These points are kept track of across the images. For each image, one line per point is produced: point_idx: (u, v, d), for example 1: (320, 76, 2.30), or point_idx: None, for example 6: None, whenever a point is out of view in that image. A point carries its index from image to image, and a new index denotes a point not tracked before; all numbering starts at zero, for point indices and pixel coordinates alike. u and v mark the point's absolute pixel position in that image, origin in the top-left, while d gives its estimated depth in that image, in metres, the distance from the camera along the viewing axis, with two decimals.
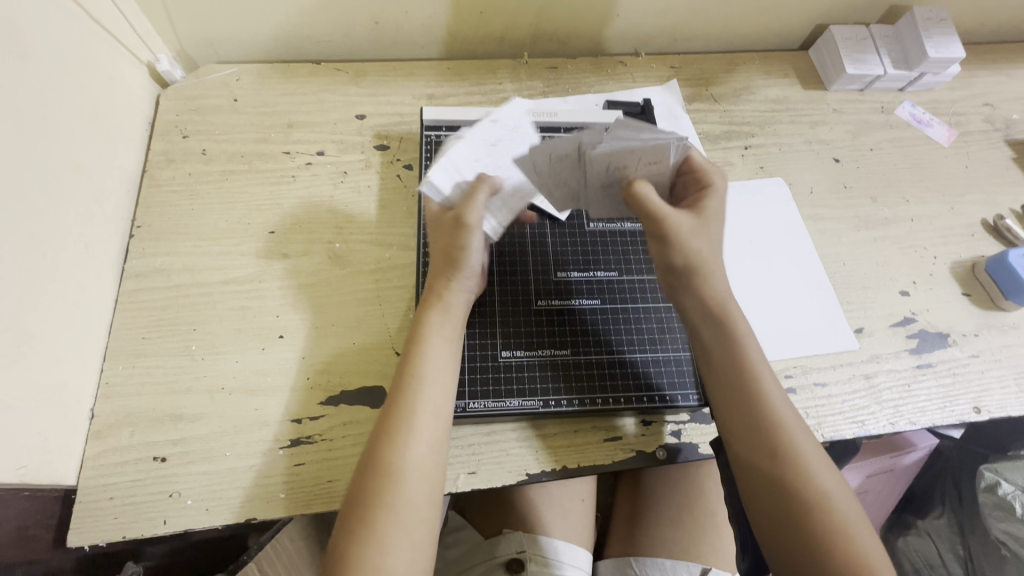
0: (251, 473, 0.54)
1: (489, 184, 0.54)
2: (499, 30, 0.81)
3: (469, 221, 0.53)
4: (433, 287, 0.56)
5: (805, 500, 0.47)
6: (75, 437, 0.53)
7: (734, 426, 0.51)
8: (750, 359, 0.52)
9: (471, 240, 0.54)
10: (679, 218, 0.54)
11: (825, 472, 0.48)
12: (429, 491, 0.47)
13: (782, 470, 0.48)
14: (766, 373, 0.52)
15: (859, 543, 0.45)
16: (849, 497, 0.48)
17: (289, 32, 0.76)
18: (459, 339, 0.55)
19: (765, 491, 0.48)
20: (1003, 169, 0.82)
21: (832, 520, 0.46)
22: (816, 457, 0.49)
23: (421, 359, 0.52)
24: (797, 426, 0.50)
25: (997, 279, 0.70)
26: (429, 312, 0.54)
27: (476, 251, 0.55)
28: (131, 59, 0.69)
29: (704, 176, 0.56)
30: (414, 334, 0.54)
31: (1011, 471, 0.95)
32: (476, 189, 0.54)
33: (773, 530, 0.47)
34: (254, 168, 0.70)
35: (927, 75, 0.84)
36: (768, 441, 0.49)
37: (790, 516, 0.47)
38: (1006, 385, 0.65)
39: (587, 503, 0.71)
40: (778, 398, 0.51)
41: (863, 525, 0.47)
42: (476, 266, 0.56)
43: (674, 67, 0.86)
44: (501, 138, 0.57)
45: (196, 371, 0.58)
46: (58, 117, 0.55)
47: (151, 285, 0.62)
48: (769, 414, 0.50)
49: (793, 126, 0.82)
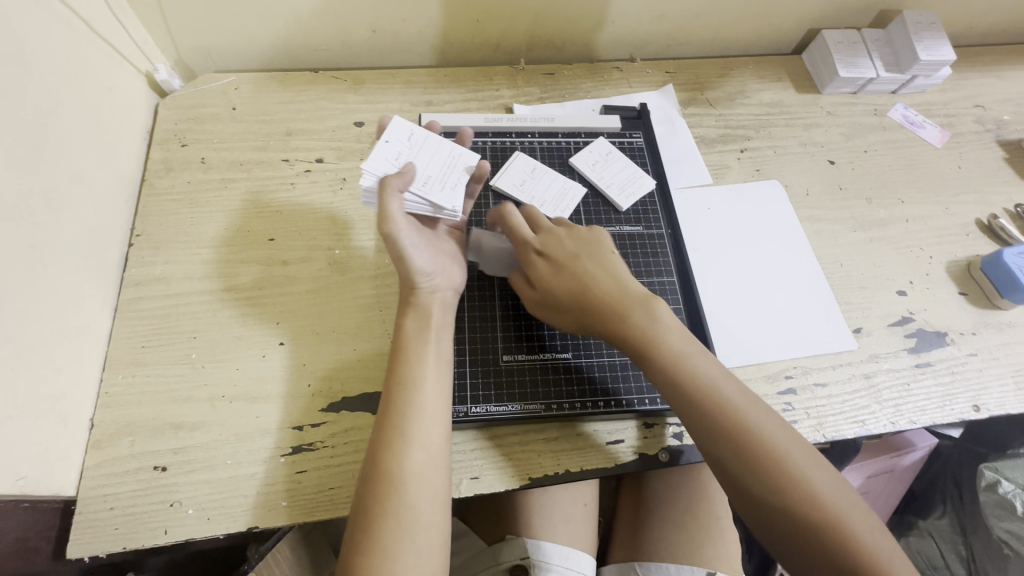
0: (252, 482, 0.53)
1: (393, 185, 0.52)
2: (495, 37, 0.82)
3: (391, 224, 0.51)
4: (407, 296, 0.56)
5: (775, 479, 0.46)
6: (74, 448, 0.53)
7: (689, 423, 0.51)
8: (681, 356, 0.52)
9: (401, 249, 0.52)
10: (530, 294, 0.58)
11: (786, 443, 0.48)
12: (433, 496, 0.47)
13: (743, 455, 0.47)
14: (701, 363, 0.52)
15: (836, 509, 0.45)
16: (818, 463, 0.47)
17: (286, 40, 0.77)
18: (444, 343, 0.55)
19: (738, 479, 0.47)
20: (995, 169, 0.83)
21: (806, 492, 0.45)
22: (773, 430, 0.48)
23: (408, 366, 0.52)
24: (748, 406, 0.49)
25: (992, 278, 0.70)
26: (410, 321, 0.54)
27: (414, 248, 0.53)
28: (129, 69, 0.69)
29: (520, 240, 0.58)
30: (397, 344, 0.54)
31: (1011, 470, 0.96)
32: (382, 195, 0.51)
33: (757, 518, 0.47)
34: (253, 176, 0.70)
35: (919, 77, 0.85)
36: (722, 430, 0.49)
37: (763, 499, 0.46)
38: (1005, 383, 0.66)
39: (589, 508, 0.71)
40: (720, 385, 0.51)
41: (837, 490, 0.46)
42: (425, 265, 0.54)
43: (669, 72, 0.87)
44: (403, 150, 0.57)
45: (196, 379, 0.58)
46: (57, 126, 0.56)
47: (151, 294, 0.62)
48: (715, 406, 0.49)
49: (787, 129, 0.83)
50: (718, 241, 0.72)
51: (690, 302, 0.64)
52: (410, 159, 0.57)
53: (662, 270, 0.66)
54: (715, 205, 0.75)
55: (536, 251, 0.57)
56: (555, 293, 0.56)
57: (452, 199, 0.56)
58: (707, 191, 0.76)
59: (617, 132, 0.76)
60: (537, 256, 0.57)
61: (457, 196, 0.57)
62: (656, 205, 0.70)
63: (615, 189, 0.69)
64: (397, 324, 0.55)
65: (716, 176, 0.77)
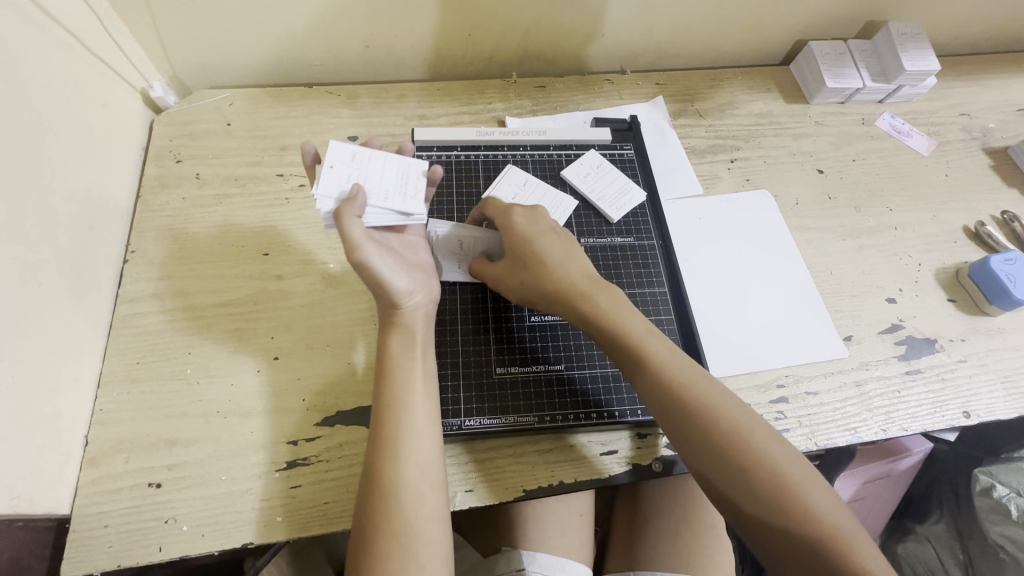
0: (247, 497, 0.54)
1: (351, 211, 0.49)
2: (488, 51, 0.83)
3: (360, 251, 0.49)
4: (389, 315, 0.55)
5: (736, 453, 0.47)
6: (69, 466, 0.53)
7: (653, 403, 0.52)
8: (642, 338, 0.53)
9: (377, 273, 0.51)
10: (496, 267, 0.59)
11: (745, 420, 0.49)
12: (431, 512, 0.47)
13: (709, 436, 0.48)
14: (660, 347, 0.53)
15: (799, 483, 0.46)
16: (775, 438, 0.49)
17: (281, 56, 0.77)
18: (430, 359, 0.56)
19: (702, 456, 0.49)
20: (982, 177, 0.84)
21: (766, 466, 0.47)
22: (731, 408, 0.50)
23: (395, 385, 0.52)
24: (704, 387, 0.51)
25: (980, 285, 0.71)
26: (395, 341, 0.55)
27: (388, 269, 0.52)
28: (123, 86, 0.70)
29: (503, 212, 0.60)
30: (384, 364, 0.54)
31: (1006, 474, 0.96)
32: (341, 224, 0.49)
33: (723, 494, 0.48)
34: (248, 191, 0.71)
35: (905, 87, 0.86)
36: (684, 410, 0.50)
37: (726, 474, 0.47)
38: (994, 389, 0.66)
39: (585, 518, 0.72)
40: (678, 367, 0.52)
41: (796, 465, 0.47)
42: (405, 283, 0.53)
43: (660, 83, 0.88)
44: (352, 172, 0.54)
45: (191, 395, 0.58)
46: (52, 145, 0.56)
47: (146, 310, 0.62)
48: (675, 387, 0.51)
49: (777, 139, 0.84)
50: (710, 251, 0.73)
51: (681, 312, 0.65)
52: (363, 178, 0.54)
53: (653, 280, 0.67)
54: (706, 215, 0.75)
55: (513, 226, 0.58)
56: (525, 262, 0.57)
57: (411, 204, 0.55)
58: (697, 201, 0.77)
59: (608, 143, 0.76)
60: (517, 226, 0.58)
61: (417, 201, 0.56)
62: (647, 216, 0.71)
63: (606, 200, 0.70)
64: (383, 344, 0.55)
65: (706, 187, 0.78)
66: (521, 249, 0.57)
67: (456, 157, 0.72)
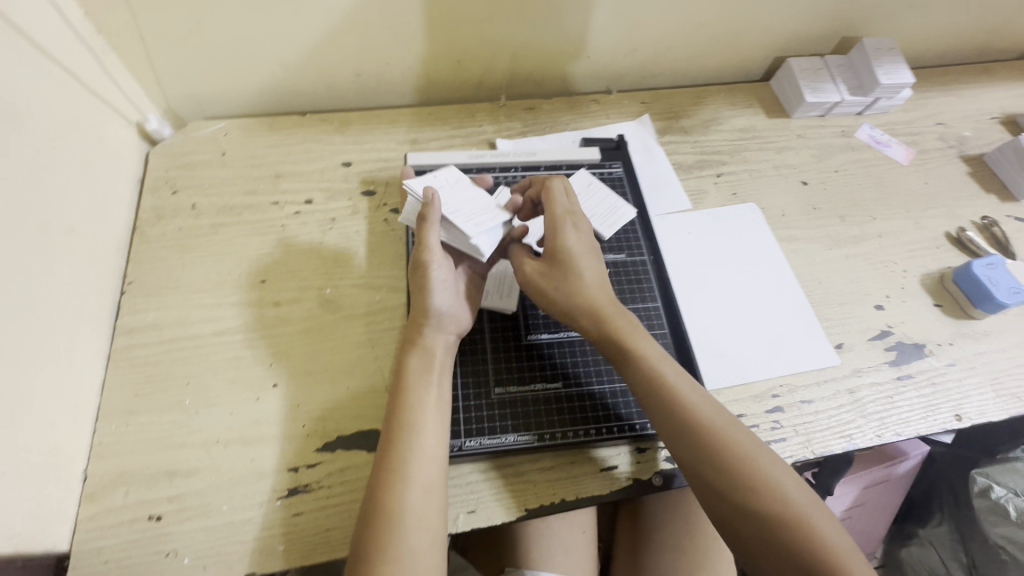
0: (249, 526, 0.53)
1: (430, 206, 0.56)
2: (477, 76, 0.85)
3: (428, 250, 0.56)
4: (414, 334, 0.57)
5: (736, 473, 0.49)
6: (68, 501, 0.52)
7: (662, 422, 0.53)
8: (654, 360, 0.55)
9: (429, 279, 0.56)
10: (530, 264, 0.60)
11: (750, 442, 0.51)
12: (431, 539, 0.47)
13: (713, 456, 0.50)
14: (671, 369, 0.55)
15: (802, 509, 0.47)
16: (777, 462, 0.50)
17: (274, 86, 0.79)
18: (446, 385, 0.55)
19: (700, 473, 0.50)
20: (960, 183, 0.86)
21: (765, 485, 0.48)
22: (735, 433, 0.51)
23: (409, 408, 0.52)
24: (708, 410, 0.52)
25: (964, 288, 0.73)
26: (414, 360, 0.55)
27: (439, 283, 0.57)
28: (120, 120, 0.71)
29: (555, 214, 0.60)
30: (400, 382, 0.54)
31: (1003, 475, 0.96)
32: (421, 221, 0.56)
33: (714, 507, 0.49)
34: (244, 220, 0.72)
35: (882, 99, 0.89)
36: (689, 431, 0.51)
37: (724, 490, 0.49)
38: (984, 391, 0.67)
39: (588, 535, 0.72)
40: (686, 391, 0.53)
41: (797, 488, 0.48)
42: (445, 306, 0.57)
43: (645, 102, 0.90)
44: (443, 186, 0.61)
45: (191, 425, 0.58)
46: (52, 182, 0.57)
47: (143, 341, 0.62)
48: (681, 408, 0.52)
49: (761, 153, 0.86)
50: (700, 265, 0.74)
51: (675, 325, 0.66)
52: (444, 192, 0.60)
53: (646, 295, 0.68)
54: (696, 229, 0.77)
55: (563, 231, 0.59)
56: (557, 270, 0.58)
57: (476, 227, 0.57)
58: (687, 216, 0.78)
59: (597, 163, 0.78)
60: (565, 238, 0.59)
61: (484, 227, 0.57)
62: (638, 233, 0.73)
63: (598, 218, 0.72)
64: (402, 362, 0.56)
65: (694, 202, 0.80)
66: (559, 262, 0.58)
67: None
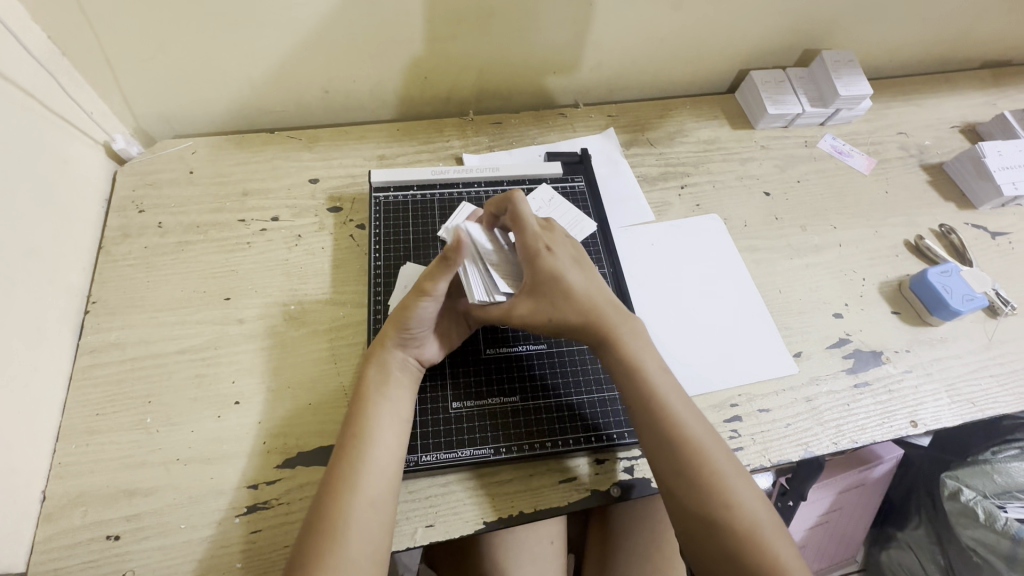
0: (206, 544, 0.54)
1: (455, 258, 0.53)
2: (445, 91, 0.86)
3: (429, 290, 0.55)
4: (376, 345, 0.58)
5: (701, 483, 0.50)
6: (25, 523, 0.53)
7: (645, 429, 0.54)
8: (649, 370, 0.56)
9: (416, 313, 0.56)
10: (516, 301, 0.57)
11: (723, 458, 0.52)
12: (372, 551, 0.48)
13: (690, 465, 0.51)
14: (664, 381, 0.56)
15: (760, 526, 0.49)
16: (746, 479, 0.52)
17: (242, 104, 0.80)
18: (403, 400, 0.56)
19: (667, 477, 0.52)
20: (920, 192, 0.88)
21: (726, 500, 0.49)
22: (712, 447, 0.52)
23: (365, 418, 0.53)
24: (692, 421, 0.54)
25: (921, 296, 0.74)
26: (372, 372, 0.56)
27: (422, 320, 0.56)
28: (86, 141, 0.71)
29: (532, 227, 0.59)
30: (359, 393, 0.55)
31: (970, 477, 0.98)
32: (442, 263, 0.54)
33: (673, 510, 0.51)
34: (209, 238, 0.72)
35: (843, 110, 0.91)
36: (668, 437, 0.53)
37: (684, 495, 0.50)
38: (940, 397, 0.69)
39: (556, 545, 0.72)
40: (675, 401, 0.55)
41: (758, 507, 0.50)
42: (420, 334, 0.57)
43: (612, 115, 0.92)
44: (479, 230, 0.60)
45: (151, 443, 0.58)
46: (14, 204, 0.57)
47: (106, 360, 0.63)
48: (668, 415, 0.53)
49: (725, 164, 0.88)
50: (662, 276, 0.75)
51: None
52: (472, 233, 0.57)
53: None
54: (658, 241, 0.78)
55: (544, 246, 0.58)
56: (547, 281, 0.57)
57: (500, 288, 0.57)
58: (649, 227, 0.79)
59: (560, 176, 0.80)
60: (544, 258, 0.58)
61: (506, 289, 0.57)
62: (599, 247, 0.74)
63: None
64: (361, 375, 0.57)
65: (658, 213, 0.81)
66: (546, 280, 0.57)
67: (413, 196, 0.75)
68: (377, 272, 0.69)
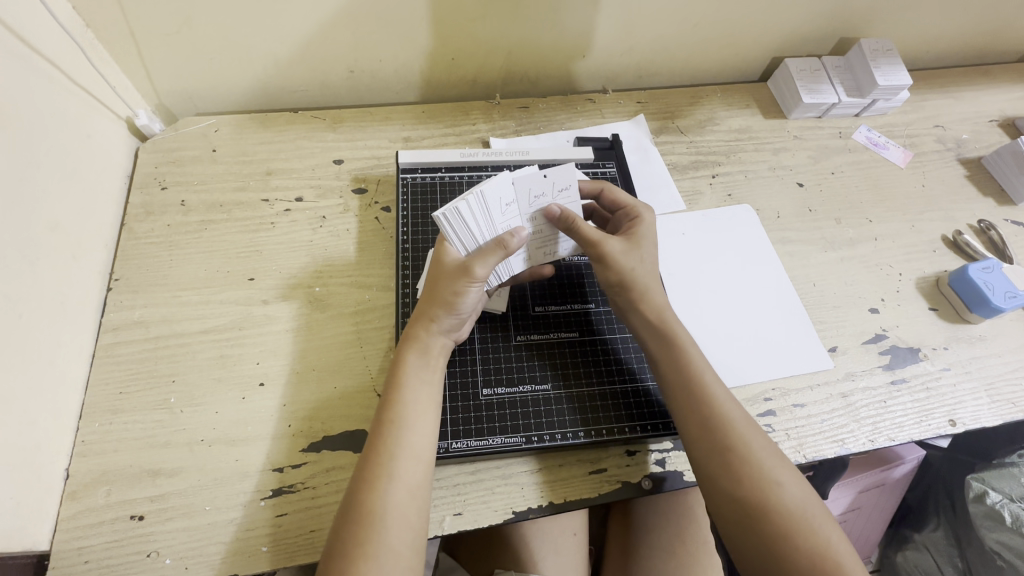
0: (232, 527, 0.53)
1: (506, 246, 0.53)
2: (471, 73, 0.84)
3: (475, 276, 0.53)
4: (412, 329, 0.55)
5: (742, 469, 0.49)
6: (49, 500, 0.52)
7: (687, 420, 0.53)
8: (693, 359, 0.55)
9: (463, 298, 0.53)
10: (613, 243, 0.58)
11: (769, 449, 0.50)
12: (411, 537, 0.46)
13: (734, 456, 0.49)
14: (708, 373, 0.54)
15: (811, 521, 0.47)
16: (794, 472, 0.50)
17: (267, 83, 0.78)
18: (438, 386, 0.54)
19: (705, 462, 0.50)
20: (958, 187, 0.86)
21: (773, 493, 0.48)
22: (753, 435, 0.51)
23: (401, 404, 0.52)
24: (733, 406, 0.52)
25: (959, 292, 0.72)
26: (409, 355, 0.54)
27: (469, 303, 0.55)
28: (109, 116, 0.70)
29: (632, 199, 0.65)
30: (394, 378, 0.53)
31: (997, 480, 0.95)
32: (492, 248, 0.53)
33: (717, 504, 0.49)
34: (233, 217, 0.71)
35: (879, 101, 0.88)
36: (709, 421, 0.51)
37: (724, 483, 0.49)
38: (979, 397, 0.67)
39: (579, 537, 0.71)
40: (717, 387, 0.54)
41: (807, 499, 0.48)
42: (463, 318, 0.56)
43: (641, 102, 0.90)
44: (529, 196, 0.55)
45: (175, 424, 0.57)
46: (40, 178, 0.56)
47: (128, 338, 0.62)
48: (712, 407, 0.52)
49: (757, 153, 0.85)
50: (694, 266, 0.73)
51: None
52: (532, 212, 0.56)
53: None
54: (689, 231, 0.76)
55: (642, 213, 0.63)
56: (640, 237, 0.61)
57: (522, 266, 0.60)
58: (680, 217, 0.77)
59: (591, 162, 0.78)
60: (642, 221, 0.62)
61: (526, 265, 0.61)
62: None
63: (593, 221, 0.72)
64: (396, 358, 0.55)
65: (689, 203, 0.79)
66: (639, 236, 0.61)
67: (441, 179, 0.74)
68: (405, 254, 0.68)
